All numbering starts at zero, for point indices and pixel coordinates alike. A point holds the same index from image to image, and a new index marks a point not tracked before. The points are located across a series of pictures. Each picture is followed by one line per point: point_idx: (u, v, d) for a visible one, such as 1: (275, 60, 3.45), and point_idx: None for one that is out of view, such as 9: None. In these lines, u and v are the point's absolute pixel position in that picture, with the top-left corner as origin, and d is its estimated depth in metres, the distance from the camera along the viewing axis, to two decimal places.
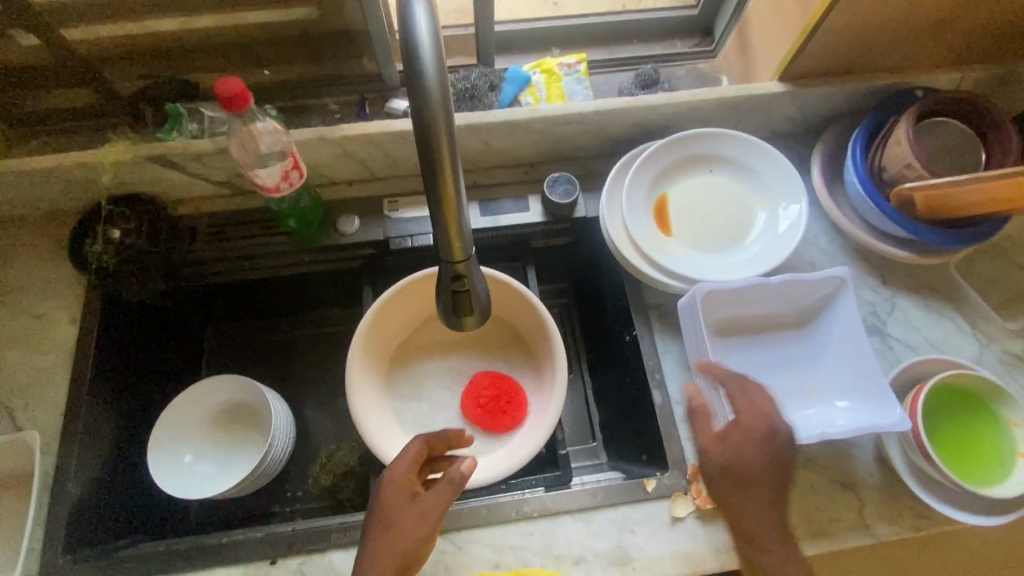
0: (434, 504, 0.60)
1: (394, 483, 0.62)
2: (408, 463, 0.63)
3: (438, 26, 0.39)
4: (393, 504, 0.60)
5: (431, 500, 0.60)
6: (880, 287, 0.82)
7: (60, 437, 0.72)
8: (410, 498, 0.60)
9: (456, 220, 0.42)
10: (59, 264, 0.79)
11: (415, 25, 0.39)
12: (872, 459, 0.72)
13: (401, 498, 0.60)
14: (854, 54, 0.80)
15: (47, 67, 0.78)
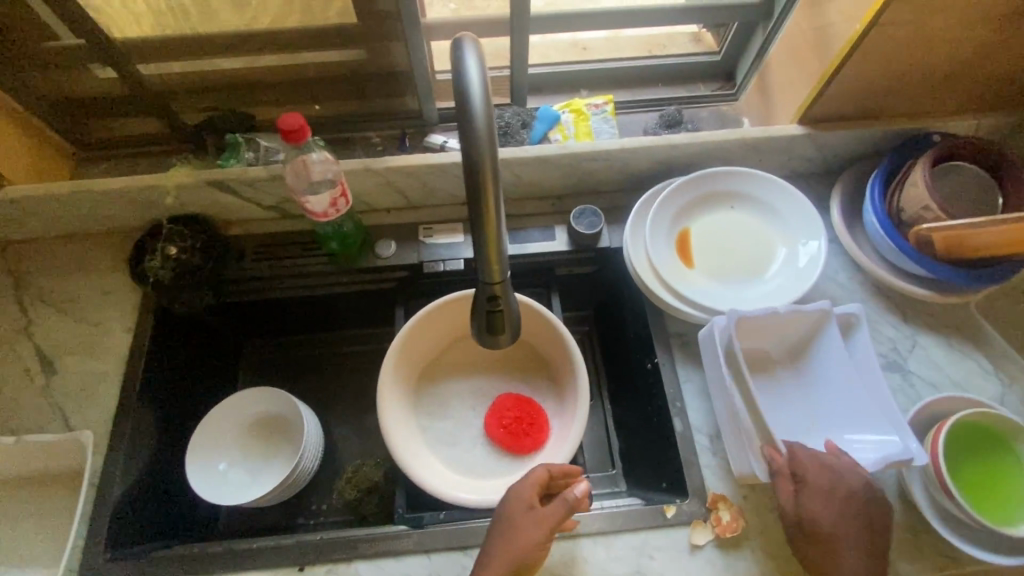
0: (550, 522, 0.61)
1: (517, 496, 0.65)
2: (532, 481, 0.66)
3: (487, 73, 0.44)
4: (517, 514, 0.63)
5: (547, 516, 0.62)
6: (900, 324, 0.84)
7: (109, 439, 0.76)
8: (530, 514, 0.63)
9: (496, 245, 0.46)
10: (118, 277, 0.85)
11: (468, 72, 0.44)
12: (894, 495, 0.72)
13: (524, 511, 0.63)
14: (872, 101, 0.84)
15: (123, 97, 0.86)
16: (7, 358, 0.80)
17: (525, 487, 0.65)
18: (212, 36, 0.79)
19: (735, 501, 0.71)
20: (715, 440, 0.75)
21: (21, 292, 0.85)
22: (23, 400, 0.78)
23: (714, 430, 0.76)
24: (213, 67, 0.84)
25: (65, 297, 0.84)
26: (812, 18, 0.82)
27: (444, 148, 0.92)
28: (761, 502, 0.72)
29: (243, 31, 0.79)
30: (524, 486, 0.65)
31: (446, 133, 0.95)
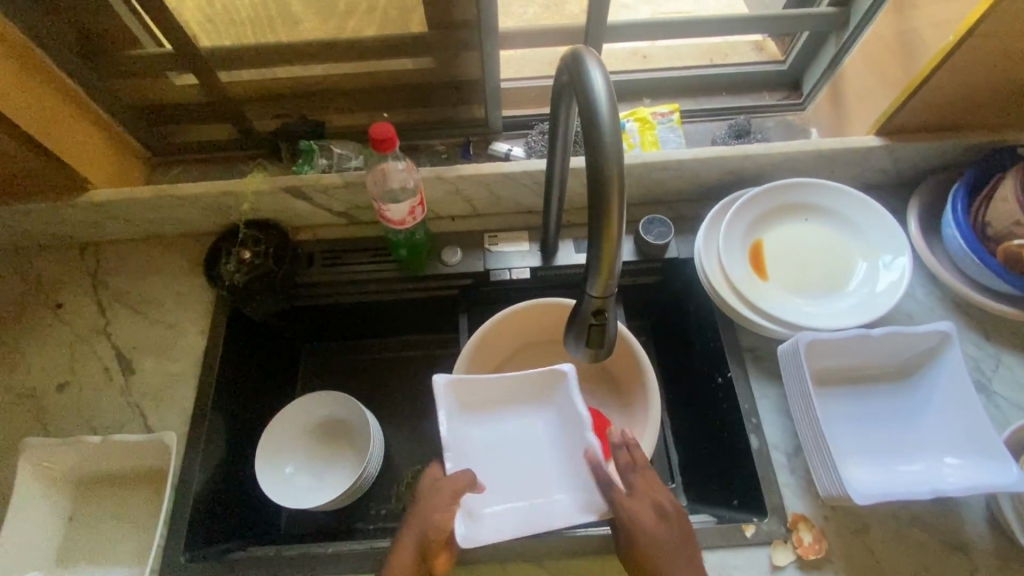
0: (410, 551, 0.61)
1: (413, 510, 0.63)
2: (433, 491, 0.63)
3: (613, 94, 0.46)
4: (408, 539, 0.61)
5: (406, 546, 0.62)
6: (984, 343, 0.80)
7: (188, 439, 0.77)
8: (421, 540, 0.61)
9: (611, 258, 0.46)
10: (192, 280, 0.87)
11: (594, 93, 0.46)
12: (982, 522, 0.69)
13: (418, 533, 0.61)
14: (955, 112, 0.82)
15: (200, 104, 0.88)
16: (87, 357, 0.82)
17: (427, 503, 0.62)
18: (293, 44, 0.80)
19: (816, 521, 0.69)
20: (792, 457, 0.73)
21: (100, 292, 0.87)
22: (102, 399, 0.79)
23: (792, 447, 0.74)
24: (290, 75, 0.85)
25: (142, 298, 0.86)
26: (896, 27, 0.80)
27: (509, 156, 0.92)
28: (842, 523, 0.69)
29: (323, 40, 0.80)
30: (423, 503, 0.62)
31: (510, 142, 0.95)
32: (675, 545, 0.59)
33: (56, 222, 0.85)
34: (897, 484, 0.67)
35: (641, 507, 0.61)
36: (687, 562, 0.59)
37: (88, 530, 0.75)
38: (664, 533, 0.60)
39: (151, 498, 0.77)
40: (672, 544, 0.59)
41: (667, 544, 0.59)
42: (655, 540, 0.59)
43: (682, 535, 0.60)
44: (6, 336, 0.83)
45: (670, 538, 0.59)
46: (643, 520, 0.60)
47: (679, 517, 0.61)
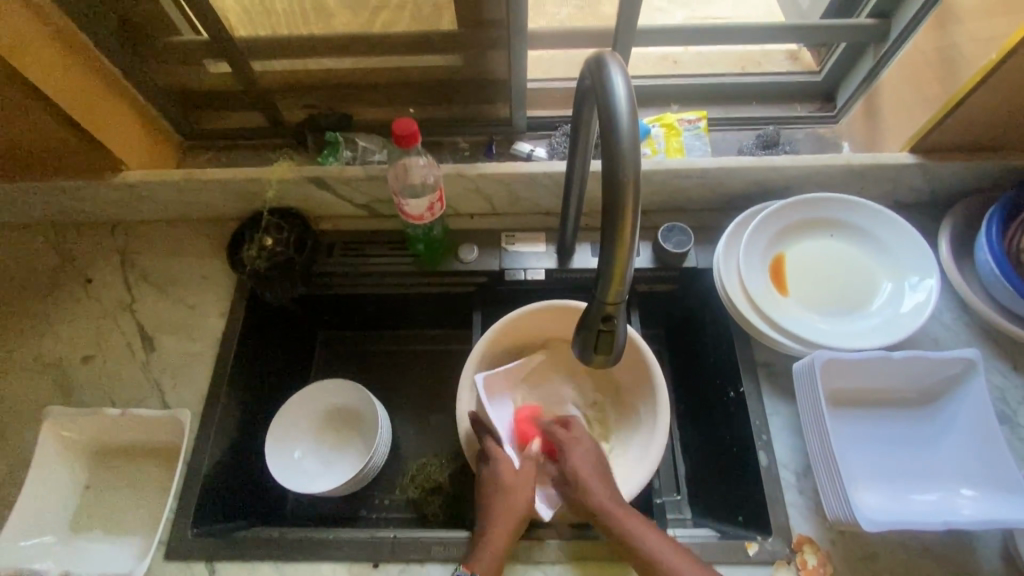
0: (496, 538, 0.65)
1: (501, 510, 0.66)
2: (515, 487, 0.68)
3: (635, 100, 0.46)
4: (506, 530, 0.65)
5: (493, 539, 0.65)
6: (1011, 373, 0.77)
7: (202, 418, 0.79)
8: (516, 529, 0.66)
9: (624, 265, 0.46)
10: (216, 263, 0.89)
11: (615, 98, 0.46)
12: (996, 558, 0.67)
13: (511, 525, 0.66)
14: (995, 132, 0.79)
15: (231, 91, 0.90)
16: (112, 332, 0.85)
17: (514, 499, 0.67)
18: (324, 37, 0.81)
19: (822, 545, 0.68)
20: (801, 477, 0.72)
21: (127, 270, 0.90)
22: (124, 373, 0.82)
23: (801, 467, 0.73)
24: (320, 67, 0.86)
25: (167, 278, 0.88)
26: (937, 41, 0.78)
27: (531, 156, 0.92)
28: (847, 548, 0.68)
29: (354, 33, 0.81)
30: (509, 499, 0.67)
31: (533, 142, 0.95)
32: (595, 473, 0.68)
33: (90, 200, 0.88)
34: (909, 512, 0.65)
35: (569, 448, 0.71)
36: (607, 486, 0.67)
37: (102, 500, 0.77)
38: (587, 466, 0.69)
39: (164, 471, 0.79)
40: (595, 474, 0.68)
41: (588, 470, 0.68)
42: (583, 470, 0.68)
43: (602, 468, 0.69)
44: (37, 308, 0.87)
45: (593, 470, 0.69)
46: (571, 458, 0.70)
47: (601, 458, 0.71)
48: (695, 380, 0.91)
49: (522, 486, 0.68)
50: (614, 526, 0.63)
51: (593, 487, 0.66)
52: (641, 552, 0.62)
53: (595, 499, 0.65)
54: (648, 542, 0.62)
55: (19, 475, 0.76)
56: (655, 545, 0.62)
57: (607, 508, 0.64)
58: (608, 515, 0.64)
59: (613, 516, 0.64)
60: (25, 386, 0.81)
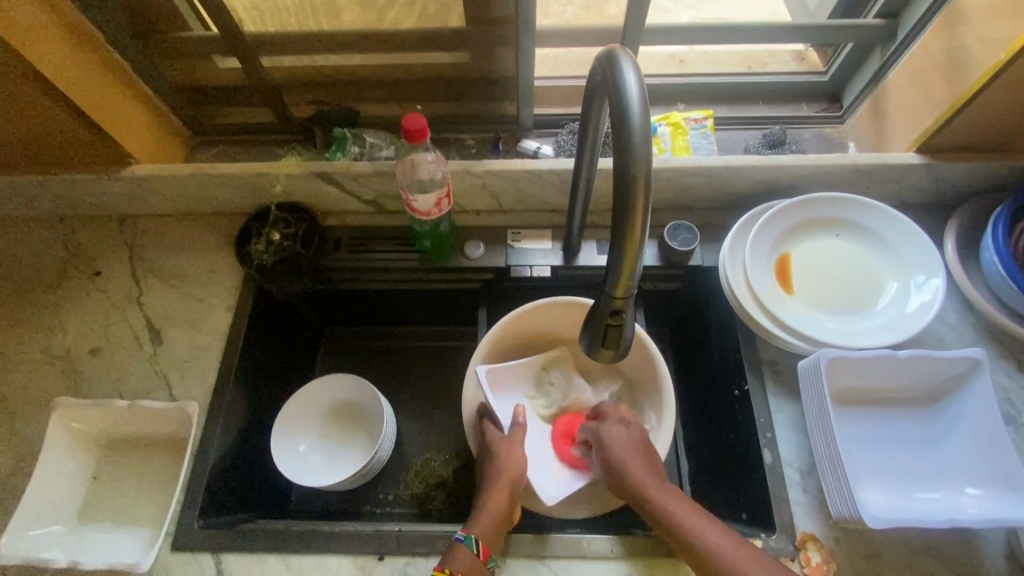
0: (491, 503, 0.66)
1: (493, 473, 0.68)
2: (509, 453, 0.70)
3: (646, 96, 0.46)
4: (499, 491, 0.67)
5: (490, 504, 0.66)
6: (1016, 373, 0.77)
7: (209, 410, 0.79)
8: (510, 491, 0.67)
9: (633, 259, 0.46)
10: (224, 257, 0.90)
11: (627, 94, 0.46)
12: (1000, 558, 0.67)
13: (503, 486, 0.67)
14: (1001, 132, 0.79)
15: (240, 86, 0.90)
16: (120, 324, 0.85)
17: (506, 462, 0.69)
18: (333, 33, 0.82)
19: (826, 542, 0.68)
20: (805, 476, 0.72)
21: (135, 263, 0.90)
22: (132, 365, 0.82)
23: (806, 465, 0.73)
24: (329, 63, 0.87)
25: (175, 272, 0.89)
26: (945, 42, 0.78)
27: (537, 154, 0.92)
28: (852, 546, 0.68)
29: (363, 30, 0.82)
30: (501, 461, 0.69)
31: (539, 140, 0.95)
32: (638, 454, 0.67)
33: (99, 193, 0.88)
34: (913, 510, 0.65)
35: (609, 429, 0.70)
36: (649, 466, 0.65)
37: (109, 491, 0.77)
38: (629, 446, 0.67)
39: (171, 463, 0.80)
40: (629, 449, 0.67)
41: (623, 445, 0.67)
42: (626, 450, 0.67)
43: (643, 449, 0.68)
44: (46, 300, 0.87)
45: (634, 450, 0.67)
46: (611, 437, 0.69)
47: (641, 438, 0.69)
48: (699, 379, 0.91)
49: (514, 450, 0.70)
50: (654, 505, 0.61)
51: (635, 466, 0.65)
52: (683, 530, 0.58)
53: (635, 477, 0.63)
54: (690, 520, 0.58)
55: (27, 466, 0.76)
56: (697, 522, 0.58)
57: (648, 486, 0.62)
58: (648, 494, 0.62)
59: (654, 494, 0.61)
60: (34, 378, 0.82)
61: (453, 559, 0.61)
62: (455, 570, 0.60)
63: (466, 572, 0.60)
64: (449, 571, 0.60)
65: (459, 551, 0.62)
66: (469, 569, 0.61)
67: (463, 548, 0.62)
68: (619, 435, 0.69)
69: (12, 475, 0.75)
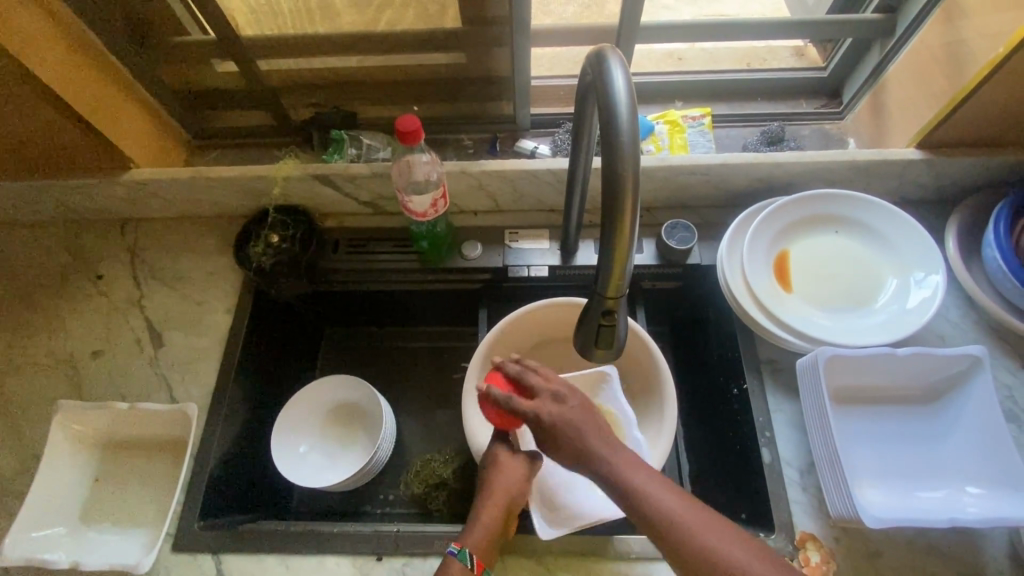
0: (488, 517, 0.63)
1: (492, 485, 0.65)
2: (510, 463, 0.67)
3: (634, 96, 0.46)
4: (496, 505, 0.64)
5: (486, 520, 0.63)
6: (1018, 370, 0.76)
7: (209, 412, 0.80)
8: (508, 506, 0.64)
9: (623, 259, 0.46)
10: (224, 260, 0.90)
11: (614, 93, 0.46)
12: (1002, 557, 0.66)
13: (500, 501, 0.64)
14: (1002, 127, 0.78)
15: (238, 90, 0.91)
16: (121, 327, 0.86)
17: (509, 472, 0.66)
18: (330, 36, 0.82)
19: (825, 541, 0.67)
20: (805, 474, 0.71)
21: (136, 266, 0.91)
22: (134, 368, 0.83)
23: (805, 464, 0.72)
24: (326, 66, 0.87)
25: (175, 275, 0.89)
26: (944, 37, 0.77)
27: (534, 154, 0.92)
28: (852, 546, 0.67)
29: (359, 32, 0.82)
30: (503, 473, 0.66)
31: (537, 140, 0.95)
32: (588, 423, 0.55)
33: (100, 197, 0.89)
34: (914, 510, 0.64)
35: (540, 404, 0.56)
36: (601, 433, 0.55)
37: (111, 492, 0.78)
38: (579, 418, 0.55)
39: (172, 464, 0.80)
40: (579, 428, 0.55)
41: (573, 426, 0.55)
42: (574, 427, 0.55)
43: (593, 418, 0.56)
44: (49, 304, 0.88)
45: (590, 425, 0.55)
46: (549, 425, 0.55)
47: (584, 407, 0.56)
48: (699, 378, 0.91)
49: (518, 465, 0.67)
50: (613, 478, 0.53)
51: (587, 447, 0.54)
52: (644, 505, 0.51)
53: (590, 454, 0.54)
54: (643, 487, 0.52)
55: (31, 467, 0.77)
56: (651, 491, 0.52)
57: (607, 464, 0.53)
58: (603, 467, 0.53)
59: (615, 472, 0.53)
60: (38, 381, 0.83)
61: (446, 569, 0.61)
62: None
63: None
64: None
65: (453, 564, 0.61)
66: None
67: (456, 562, 0.61)
68: (559, 408, 0.56)
69: (15, 477, 0.76)
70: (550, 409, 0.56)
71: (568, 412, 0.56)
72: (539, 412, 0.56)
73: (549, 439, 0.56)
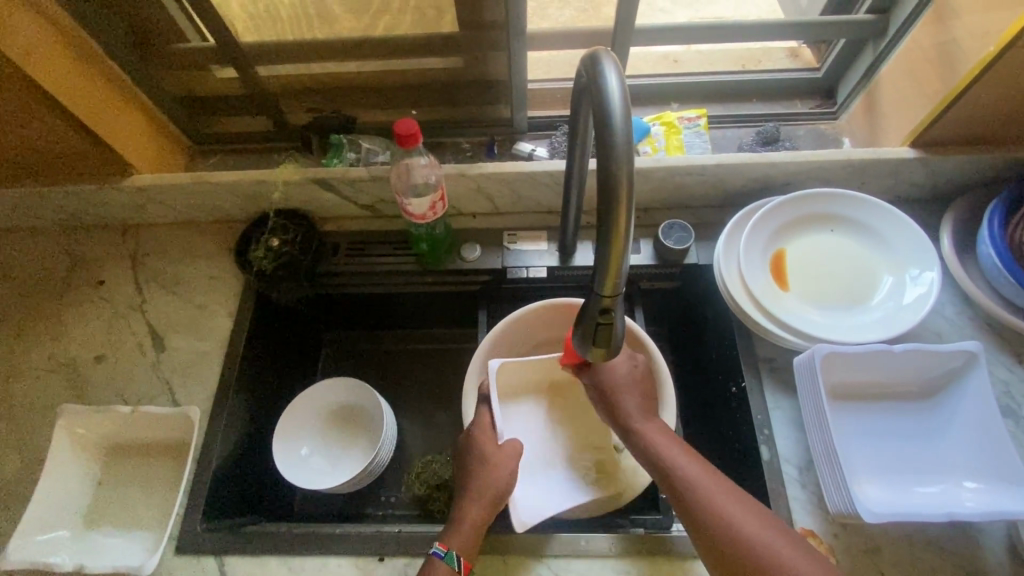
0: (473, 515, 0.65)
1: (477, 483, 0.67)
2: (493, 461, 0.69)
3: (628, 97, 0.47)
4: (481, 504, 0.66)
5: (471, 518, 0.65)
6: (1015, 366, 0.76)
7: (210, 416, 0.80)
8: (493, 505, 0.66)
9: (619, 257, 0.47)
10: (225, 264, 0.91)
11: (609, 96, 0.47)
12: (1001, 552, 0.67)
13: (485, 500, 0.66)
14: (995, 124, 0.79)
15: (238, 95, 0.91)
16: (123, 331, 0.87)
17: (493, 470, 0.68)
18: (329, 41, 0.83)
19: (825, 538, 0.68)
20: (804, 472, 0.72)
21: (138, 271, 0.92)
22: (136, 371, 0.84)
23: (804, 461, 0.73)
24: (325, 70, 0.88)
25: (177, 279, 0.90)
26: (936, 36, 0.78)
27: (532, 156, 0.93)
28: (851, 541, 0.68)
29: (357, 37, 0.83)
30: (489, 471, 0.68)
31: (534, 142, 0.96)
32: (636, 393, 0.68)
33: (102, 203, 0.90)
34: (912, 505, 0.65)
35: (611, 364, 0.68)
36: (643, 402, 0.67)
37: (113, 496, 0.79)
38: (632, 384, 0.68)
39: (174, 467, 0.81)
40: (632, 393, 0.67)
41: (628, 389, 0.68)
42: (629, 390, 0.67)
43: (642, 392, 0.68)
44: (51, 309, 0.89)
45: (636, 396, 0.67)
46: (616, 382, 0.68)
47: (640, 378, 0.69)
48: (698, 377, 0.91)
49: (504, 464, 0.68)
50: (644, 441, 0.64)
51: (632, 410, 0.66)
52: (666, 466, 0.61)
53: (632, 417, 0.65)
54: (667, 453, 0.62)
55: (35, 471, 0.78)
56: (673, 457, 0.61)
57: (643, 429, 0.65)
58: (640, 432, 0.65)
59: (648, 437, 0.64)
60: (41, 385, 0.83)
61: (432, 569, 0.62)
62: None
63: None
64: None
65: (438, 564, 0.62)
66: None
67: (441, 562, 0.62)
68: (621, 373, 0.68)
69: (18, 481, 0.77)
70: (619, 371, 0.68)
71: (631, 379, 0.68)
72: (605, 371, 0.68)
73: (604, 397, 0.68)
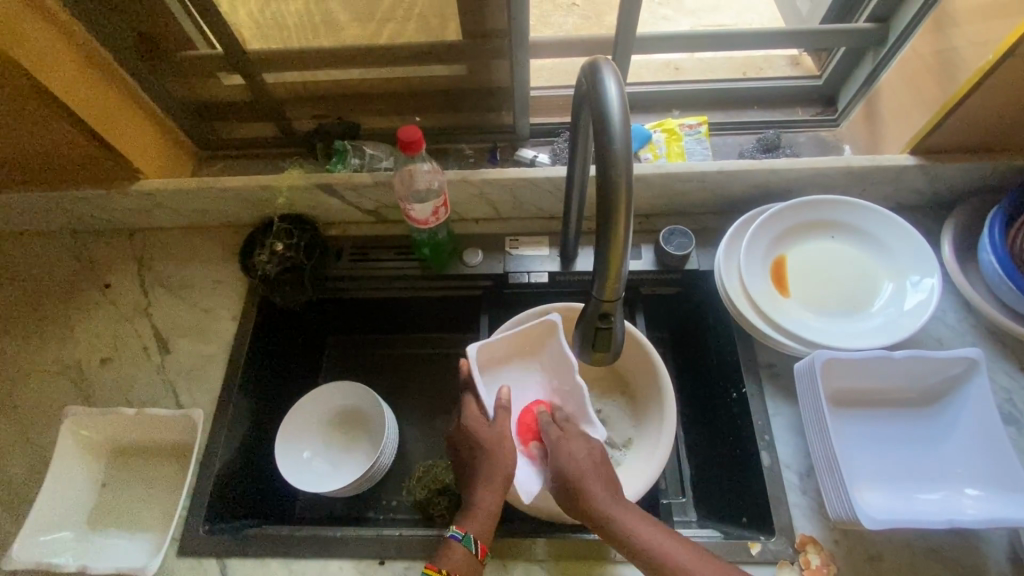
0: (485, 499, 0.66)
1: (483, 470, 0.68)
2: (491, 444, 0.69)
3: (628, 106, 0.48)
4: (491, 487, 0.66)
5: (485, 502, 0.66)
6: (1016, 373, 0.76)
7: (214, 419, 0.81)
8: (504, 487, 0.67)
9: (618, 263, 0.48)
10: (230, 268, 0.92)
11: (608, 104, 0.47)
12: (1004, 560, 0.66)
13: (496, 484, 0.67)
14: (995, 132, 0.79)
15: (245, 102, 0.93)
16: (128, 334, 0.88)
17: (496, 453, 0.68)
18: (334, 49, 0.84)
19: (826, 545, 0.68)
20: (805, 478, 0.72)
21: (143, 275, 0.93)
22: (140, 374, 0.85)
23: (805, 467, 0.73)
24: (330, 77, 0.89)
25: (182, 283, 0.91)
26: (936, 45, 0.79)
27: (533, 163, 0.94)
28: (852, 549, 0.67)
29: (362, 45, 0.84)
30: (493, 454, 0.68)
31: (536, 149, 0.97)
32: (596, 468, 0.65)
33: (109, 207, 0.91)
34: (912, 513, 0.65)
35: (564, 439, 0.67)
36: (608, 486, 0.64)
37: (118, 497, 0.79)
38: (588, 458, 0.66)
39: (177, 469, 0.81)
40: (591, 468, 0.65)
41: (586, 462, 0.65)
42: (586, 465, 0.65)
43: (601, 463, 0.66)
44: (58, 313, 0.90)
45: (592, 471, 0.64)
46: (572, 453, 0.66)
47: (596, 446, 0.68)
48: (699, 382, 0.91)
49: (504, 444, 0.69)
50: (614, 525, 0.61)
51: (596, 488, 0.63)
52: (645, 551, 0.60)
53: (592, 489, 0.63)
54: (637, 529, 0.60)
55: (40, 473, 0.78)
56: (643, 531, 0.60)
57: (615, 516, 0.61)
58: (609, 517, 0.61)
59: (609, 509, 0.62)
60: (47, 388, 0.84)
61: (448, 558, 0.63)
62: (448, 568, 0.62)
63: (460, 570, 0.62)
64: (446, 570, 0.62)
65: (456, 549, 0.63)
66: (465, 567, 0.62)
67: (458, 544, 0.63)
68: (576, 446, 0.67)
69: (24, 482, 0.78)
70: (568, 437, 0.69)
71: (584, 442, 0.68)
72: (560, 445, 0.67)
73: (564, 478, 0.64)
